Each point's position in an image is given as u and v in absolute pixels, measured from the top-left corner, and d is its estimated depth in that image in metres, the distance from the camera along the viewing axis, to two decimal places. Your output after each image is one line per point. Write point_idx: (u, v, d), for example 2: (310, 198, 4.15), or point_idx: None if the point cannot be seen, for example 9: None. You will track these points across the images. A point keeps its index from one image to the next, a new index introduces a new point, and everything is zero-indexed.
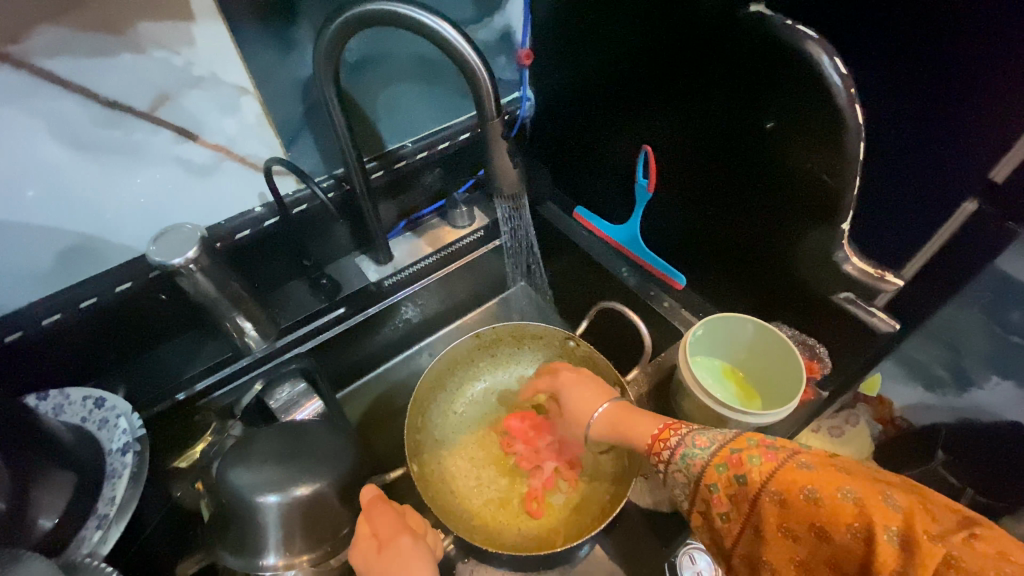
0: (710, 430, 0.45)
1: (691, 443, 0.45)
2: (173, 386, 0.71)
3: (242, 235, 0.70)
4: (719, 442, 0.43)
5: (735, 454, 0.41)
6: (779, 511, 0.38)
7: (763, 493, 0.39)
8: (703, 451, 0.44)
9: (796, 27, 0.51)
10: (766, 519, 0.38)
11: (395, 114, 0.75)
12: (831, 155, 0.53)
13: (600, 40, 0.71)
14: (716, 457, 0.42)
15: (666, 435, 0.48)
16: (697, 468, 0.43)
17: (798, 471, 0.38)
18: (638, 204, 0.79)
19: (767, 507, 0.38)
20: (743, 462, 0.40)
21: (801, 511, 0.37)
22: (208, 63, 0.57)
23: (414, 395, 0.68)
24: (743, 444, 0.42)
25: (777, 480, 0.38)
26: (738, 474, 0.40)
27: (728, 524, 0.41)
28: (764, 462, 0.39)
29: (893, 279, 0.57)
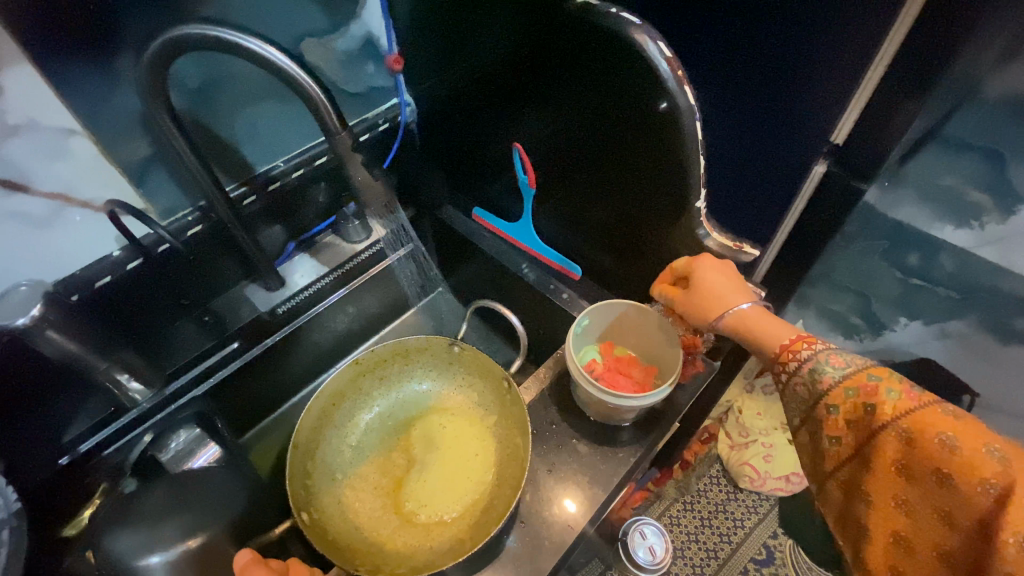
0: (846, 352, 0.47)
1: (824, 360, 0.47)
2: (52, 450, 0.67)
3: (101, 283, 0.66)
4: (857, 366, 0.46)
5: (872, 382, 0.44)
6: (901, 446, 0.42)
7: (887, 426, 0.42)
8: (836, 370, 0.47)
9: (621, 16, 0.51)
10: (885, 451, 0.43)
11: (259, 135, 0.72)
12: (673, 134, 0.54)
13: (461, 35, 0.69)
14: (845, 385, 0.45)
15: (801, 344, 0.49)
16: (823, 387, 0.47)
17: (939, 414, 0.40)
18: (526, 200, 0.78)
19: (890, 441, 0.42)
20: (878, 393, 0.43)
21: (930, 453, 0.40)
22: (23, 107, 0.53)
23: (294, 438, 0.63)
24: (866, 380, 0.45)
25: (912, 420, 0.41)
26: (869, 404, 0.44)
27: (838, 444, 0.47)
28: (901, 399, 0.42)
29: (750, 250, 0.58)
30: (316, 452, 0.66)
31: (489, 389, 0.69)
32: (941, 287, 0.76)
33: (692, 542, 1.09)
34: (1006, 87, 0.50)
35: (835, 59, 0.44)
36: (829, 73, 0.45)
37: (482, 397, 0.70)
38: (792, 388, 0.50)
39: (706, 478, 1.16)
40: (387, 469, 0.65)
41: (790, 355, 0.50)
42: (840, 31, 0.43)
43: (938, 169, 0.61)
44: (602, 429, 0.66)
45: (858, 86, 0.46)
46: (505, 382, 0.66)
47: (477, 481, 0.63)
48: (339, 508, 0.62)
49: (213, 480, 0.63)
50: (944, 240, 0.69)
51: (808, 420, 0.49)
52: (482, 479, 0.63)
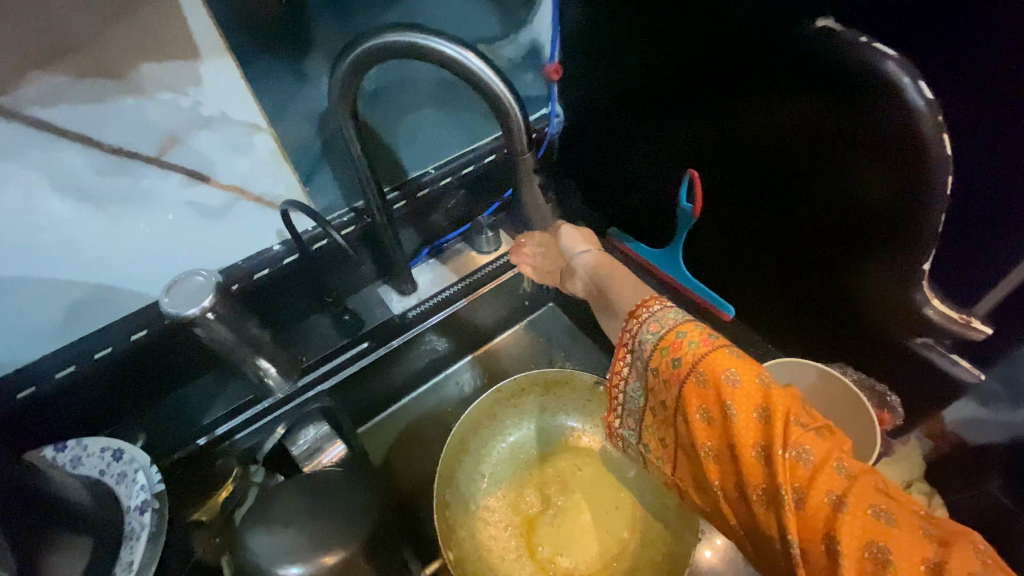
0: (662, 315, 0.50)
1: (648, 326, 0.50)
2: (192, 432, 0.67)
3: (259, 275, 0.67)
4: (668, 328, 0.48)
5: (680, 340, 0.47)
6: (703, 389, 0.45)
7: (692, 373, 0.45)
8: (653, 335, 0.49)
9: (873, 45, 0.44)
10: (688, 399, 0.45)
11: (417, 139, 0.71)
12: (902, 184, 0.46)
13: (642, 49, 0.65)
14: (660, 346, 0.48)
15: (654, 302, 0.52)
16: (654, 339, 0.49)
17: (728, 357, 0.44)
18: (681, 230, 0.72)
19: (693, 388, 0.45)
20: (682, 348, 0.46)
21: (728, 394, 0.43)
22: (217, 101, 0.53)
23: (438, 468, 0.59)
24: (693, 329, 0.48)
25: (708, 363, 0.44)
26: (676, 359, 0.46)
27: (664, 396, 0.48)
28: (700, 346, 0.45)
29: (980, 326, 0.50)
30: (455, 482, 0.62)
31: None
32: None
33: None
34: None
35: None
36: None
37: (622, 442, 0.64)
38: (636, 351, 0.51)
39: None
40: (521, 508, 0.62)
41: (643, 311, 0.52)
42: None
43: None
44: None
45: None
46: None
47: (621, 539, 0.59)
48: (475, 545, 0.60)
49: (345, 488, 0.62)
50: None
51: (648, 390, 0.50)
52: (626, 536, 0.59)
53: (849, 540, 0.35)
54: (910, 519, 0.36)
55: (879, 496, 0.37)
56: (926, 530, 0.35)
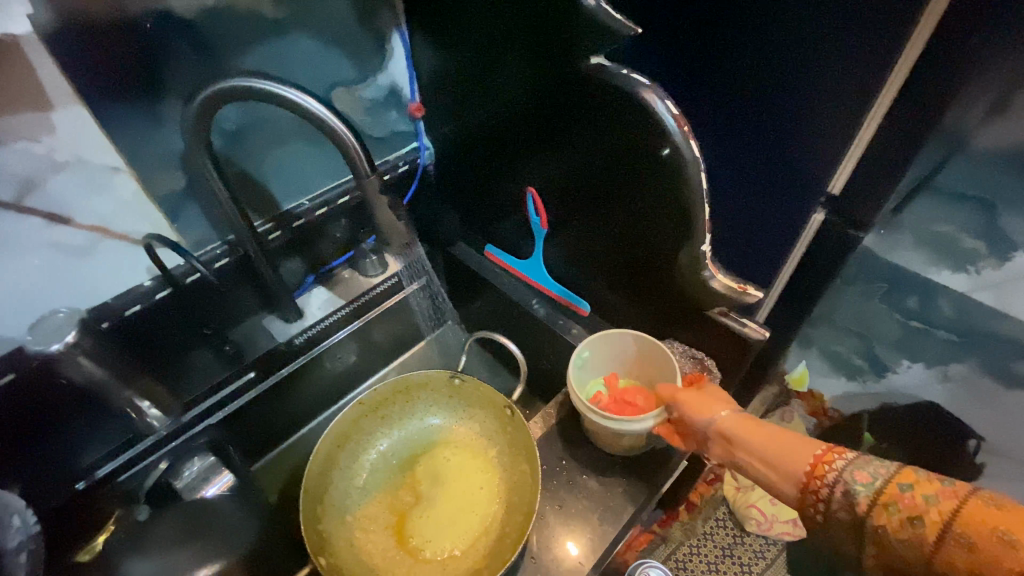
0: (869, 464, 0.45)
1: (851, 480, 0.44)
2: (68, 477, 0.69)
3: (131, 311, 0.69)
4: (880, 479, 0.43)
5: (907, 495, 0.41)
6: (958, 561, 0.38)
7: (945, 533, 0.39)
8: (866, 488, 0.43)
9: (631, 75, 0.56)
10: (949, 562, 0.39)
11: (286, 174, 0.77)
12: (683, 183, 0.58)
13: (480, 87, 0.75)
14: (882, 497, 0.42)
15: (833, 454, 0.46)
16: (867, 486, 0.43)
17: (991, 510, 0.38)
18: (537, 239, 0.82)
19: (951, 554, 0.38)
20: (918, 504, 0.41)
21: (990, 551, 0.37)
22: (73, 147, 0.57)
23: (304, 482, 0.62)
24: (916, 476, 0.42)
25: (962, 517, 0.38)
26: (914, 517, 0.40)
27: (913, 525, 0.40)
28: (942, 500, 0.40)
29: (754, 292, 0.61)
30: (325, 496, 0.65)
31: (493, 418, 0.69)
32: (939, 330, 0.78)
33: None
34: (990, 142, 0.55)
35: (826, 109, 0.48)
36: (812, 124, 0.49)
37: (485, 426, 0.70)
38: (834, 500, 0.45)
39: (712, 520, 1.17)
40: (396, 508, 0.65)
41: (823, 468, 0.46)
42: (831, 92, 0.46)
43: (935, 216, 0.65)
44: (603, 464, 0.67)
45: (855, 136, 0.49)
46: (507, 410, 0.66)
47: (483, 511, 0.64)
48: (352, 551, 0.61)
49: None
50: (943, 283, 0.72)
51: (872, 516, 0.43)
52: (491, 513, 0.63)
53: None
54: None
55: None
56: None
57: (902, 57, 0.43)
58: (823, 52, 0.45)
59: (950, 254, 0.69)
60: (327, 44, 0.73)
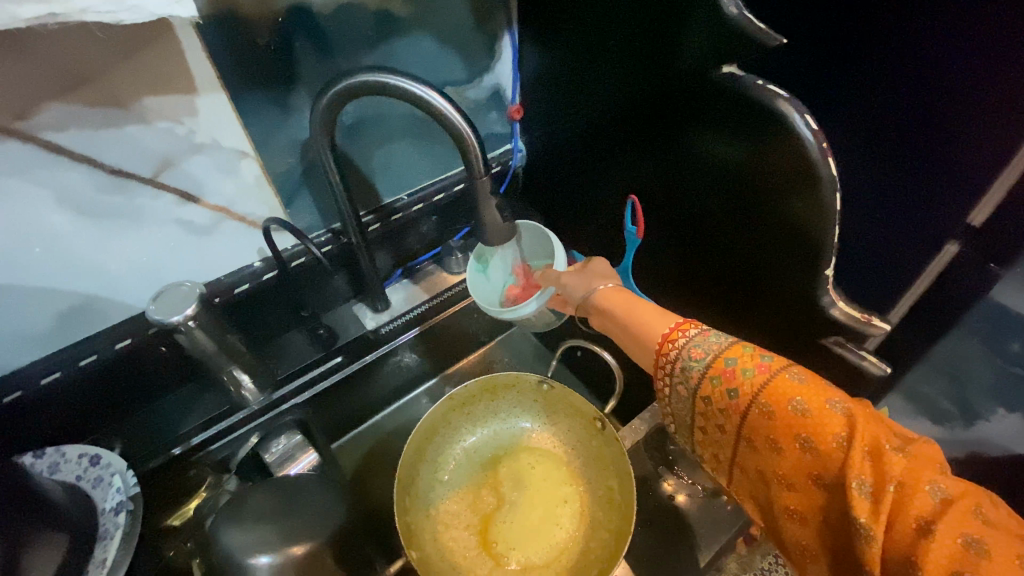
0: (706, 342, 0.50)
1: (688, 355, 0.50)
2: (169, 441, 0.70)
3: (240, 289, 0.72)
4: (714, 354, 0.49)
5: (730, 368, 0.47)
6: (769, 421, 0.44)
7: (753, 403, 0.45)
8: (699, 363, 0.50)
9: (766, 87, 0.53)
10: (756, 424, 0.45)
11: (390, 169, 0.79)
12: (809, 200, 0.55)
13: (587, 93, 0.74)
14: (711, 371, 0.48)
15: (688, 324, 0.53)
16: (706, 361, 0.49)
17: (790, 383, 0.44)
18: (628, 248, 0.80)
19: (758, 418, 0.45)
20: (736, 376, 0.47)
21: (785, 420, 0.43)
22: (210, 130, 0.60)
23: (397, 473, 0.63)
24: (742, 351, 0.48)
25: (768, 391, 0.44)
26: (731, 389, 0.47)
27: (736, 398, 0.46)
28: (755, 374, 0.45)
29: (879, 323, 0.58)
30: (412, 488, 0.65)
31: (579, 428, 0.68)
32: None
33: None
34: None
35: (999, 136, 0.43)
36: (980, 151, 0.45)
37: (569, 434, 0.69)
38: (680, 372, 0.51)
39: (771, 556, 1.20)
40: (479, 509, 0.64)
41: (677, 335, 0.52)
42: (1009, 117, 0.42)
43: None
44: None
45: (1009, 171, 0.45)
46: (596, 422, 0.65)
47: (567, 522, 0.62)
48: (436, 546, 0.62)
49: (314, 488, 0.65)
50: None
51: (704, 390, 0.49)
52: (575, 526, 0.62)
53: (931, 567, 0.35)
54: (1011, 548, 0.35)
55: (971, 523, 0.36)
56: (936, 487, 0.37)
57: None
58: (1008, 71, 0.41)
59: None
60: (441, 43, 0.74)
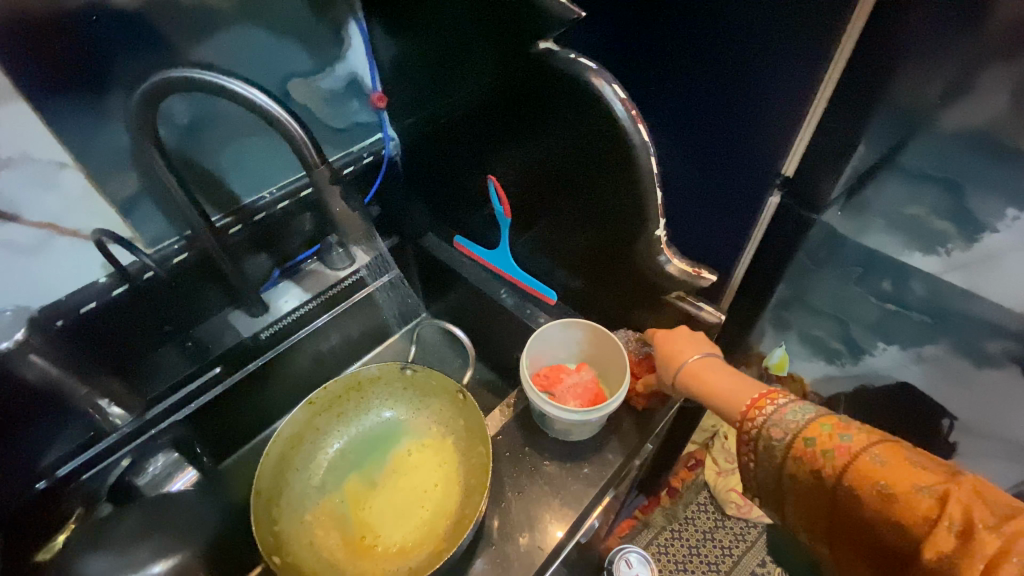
0: (784, 419, 0.50)
1: (766, 435, 0.50)
2: (27, 477, 0.66)
3: (87, 309, 0.67)
4: (791, 432, 0.49)
5: (810, 449, 0.47)
6: (862, 500, 0.44)
7: (839, 483, 0.45)
8: (778, 443, 0.49)
9: (579, 60, 0.55)
10: (849, 502, 0.45)
11: (245, 167, 0.76)
12: (632, 170, 0.58)
13: (440, 77, 0.73)
14: (791, 454, 0.48)
15: (765, 400, 0.52)
16: (781, 442, 0.49)
17: (874, 466, 0.44)
18: (502, 229, 0.82)
19: (846, 497, 0.45)
20: (817, 458, 0.47)
21: (873, 501, 0.44)
22: (14, 142, 0.56)
23: (255, 485, 0.64)
24: (822, 430, 0.48)
25: (855, 471, 0.45)
26: (816, 471, 0.47)
27: (822, 479, 0.47)
28: (836, 457, 0.46)
29: (707, 275, 0.63)
30: (280, 497, 0.67)
31: (446, 406, 0.73)
32: (914, 313, 0.70)
33: (680, 571, 1.19)
34: (957, 122, 0.50)
35: None
36: None
37: (441, 415, 0.73)
38: (762, 451, 0.51)
39: (694, 504, 1.27)
40: (354, 505, 0.67)
41: (756, 413, 0.52)
42: None
43: (902, 198, 0.59)
44: (568, 444, 0.69)
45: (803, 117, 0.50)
46: (460, 395, 0.69)
47: (438, 500, 0.67)
48: (310, 549, 0.64)
49: (187, 502, 0.63)
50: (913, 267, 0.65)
51: (789, 468, 0.49)
52: (445, 501, 0.67)
53: None
54: None
55: None
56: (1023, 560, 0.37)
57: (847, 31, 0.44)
58: None
59: (921, 238, 0.61)
60: (280, 36, 0.73)
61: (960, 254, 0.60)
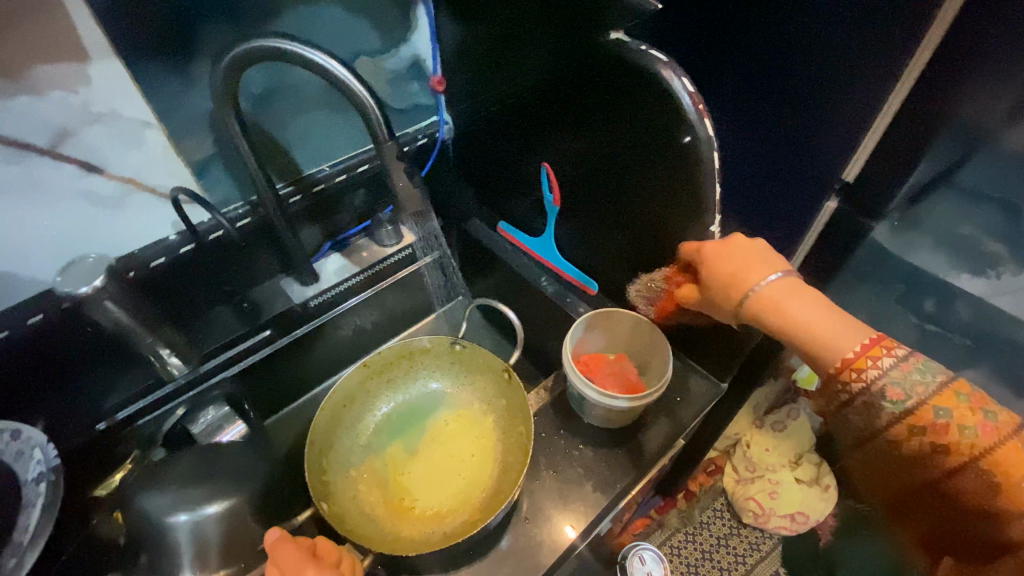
0: (906, 380, 0.43)
1: (886, 397, 0.44)
2: (92, 415, 0.71)
3: (157, 263, 0.72)
4: (918, 399, 0.43)
5: (940, 422, 0.42)
6: (985, 489, 0.42)
7: (968, 468, 0.42)
8: (896, 406, 0.44)
9: (649, 52, 0.56)
10: (968, 488, 0.43)
11: (309, 140, 0.79)
12: (694, 165, 0.58)
13: (505, 61, 0.74)
14: (924, 429, 0.42)
15: (881, 348, 0.45)
16: (906, 405, 0.43)
17: (1019, 459, 0.40)
18: (549, 218, 0.83)
19: (966, 482, 0.43)
20: (949, 432, 0.42)
21: (1009, 496, 0.41)
22: (107, 100, 0.60)
23: (309, 437, 0.67)
24: (956, 400, 0.42)
25: (991, 462, 0.41)
26: (941, 447, 0.42)
27: (948, 458, 0.42)
28: (978, 437, 0.41)
29: None
30: (329, 452, 0.70)
31: (491, 383, 0.75)
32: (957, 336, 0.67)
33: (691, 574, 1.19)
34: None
35: None
36: None
37: (484, 392, 0.75)
38: (867, 409, 0.45)
39: (710, 510, 1.27)
40: (397, 467, 0.70)
41: (865, 362, 0.45)
42: None
43: (960, 215, 0.58)
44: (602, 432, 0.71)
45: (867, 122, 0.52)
46: (506, 374, 0.71)
47: (478, 472, 0.69)
48: (354, 502, 0.66)
49: (238, 452, 0.66)
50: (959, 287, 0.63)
51: (901, 431, 0.44)
52: (484, 474, 0.69)
53: None
54: None
55: None
56: None
57: (928, 35, 0.45)
58: None
59: (971, 259, 0.60)
60: (354, 13, 0.75)
61: (1013, 277, 0.58)
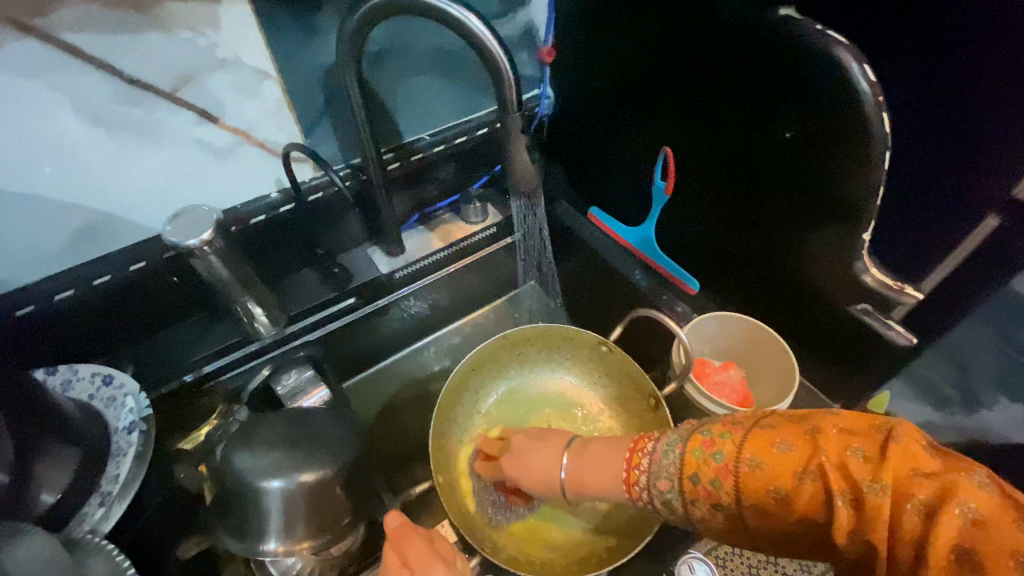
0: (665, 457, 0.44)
1: (656, 477, 0.44)
2: (180, 367, 0.70)
3: (257, 220, 0.71)
4: (675, 460, 0.43)
5: (698, 463, 0.42)
6: (770, 504, 0.38)
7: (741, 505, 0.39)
8: (669, 475, 0.43)
9: (826, 33, 0.50)
10: (760, 508, 0.38)
11: (413, 104, 0.76)
12: (858, 164, 0.52)
13: (631, 38, 0.70)
14: (686, 499, 0.42)
15: (644, 441, 0.47)
16: (675, 466, 0.43)
17: (756, 475, 0.38)
18: (654, 207, 0.78)
19: (753, 509, 0.39)
20: (701, 474, 0.41)
21: (770, 506, 0.38)
22: (232, 44, 0.57)
23: (441, 396, 0.72)
24: (696, 457, 0.42)
25: (745, 490, 0.39)
26: (711, 482, 0.41)
27: (716, 491, 0.40)
28: (723, 460, 0.40)
29: (912, 292, 0.55)
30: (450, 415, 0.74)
31: (624, 394, 0.74)
32: None
33: None
34: None
35: None
36: None
37: (611, 398, 0.76)
38: (657, 493, 0.44)
39: None
40: None
41: (638, 457, 0.46)
42: None
43: None
44: None
45: None
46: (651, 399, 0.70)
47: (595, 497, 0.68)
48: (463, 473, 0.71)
49: (325, 420, 0.65)
50: None
51: (704, 505, 0.42)
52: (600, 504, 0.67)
53: None
54: None
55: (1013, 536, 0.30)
56: (965, 509, 0.31)
57: None
58: None
59: None
60: None
61: None
